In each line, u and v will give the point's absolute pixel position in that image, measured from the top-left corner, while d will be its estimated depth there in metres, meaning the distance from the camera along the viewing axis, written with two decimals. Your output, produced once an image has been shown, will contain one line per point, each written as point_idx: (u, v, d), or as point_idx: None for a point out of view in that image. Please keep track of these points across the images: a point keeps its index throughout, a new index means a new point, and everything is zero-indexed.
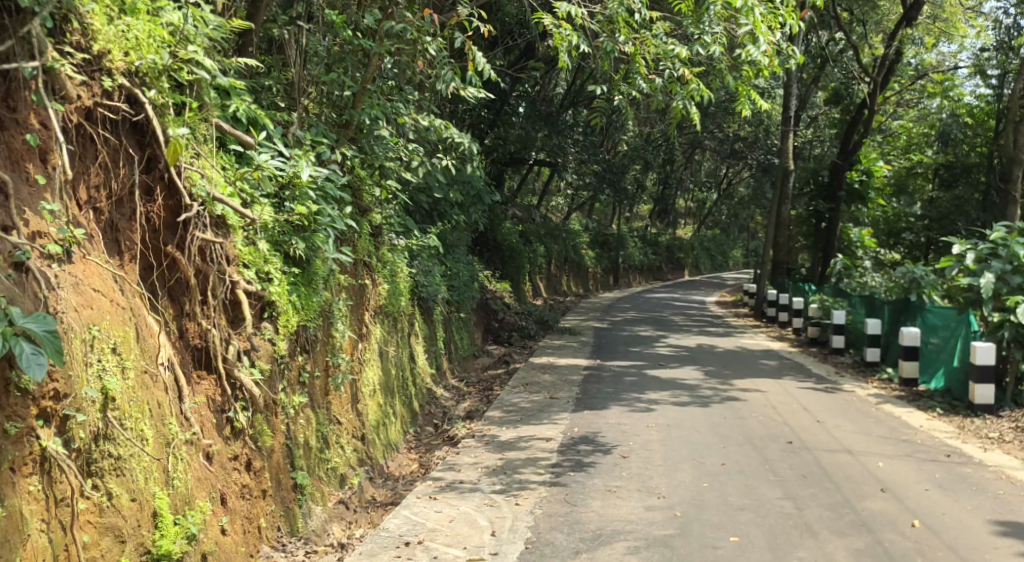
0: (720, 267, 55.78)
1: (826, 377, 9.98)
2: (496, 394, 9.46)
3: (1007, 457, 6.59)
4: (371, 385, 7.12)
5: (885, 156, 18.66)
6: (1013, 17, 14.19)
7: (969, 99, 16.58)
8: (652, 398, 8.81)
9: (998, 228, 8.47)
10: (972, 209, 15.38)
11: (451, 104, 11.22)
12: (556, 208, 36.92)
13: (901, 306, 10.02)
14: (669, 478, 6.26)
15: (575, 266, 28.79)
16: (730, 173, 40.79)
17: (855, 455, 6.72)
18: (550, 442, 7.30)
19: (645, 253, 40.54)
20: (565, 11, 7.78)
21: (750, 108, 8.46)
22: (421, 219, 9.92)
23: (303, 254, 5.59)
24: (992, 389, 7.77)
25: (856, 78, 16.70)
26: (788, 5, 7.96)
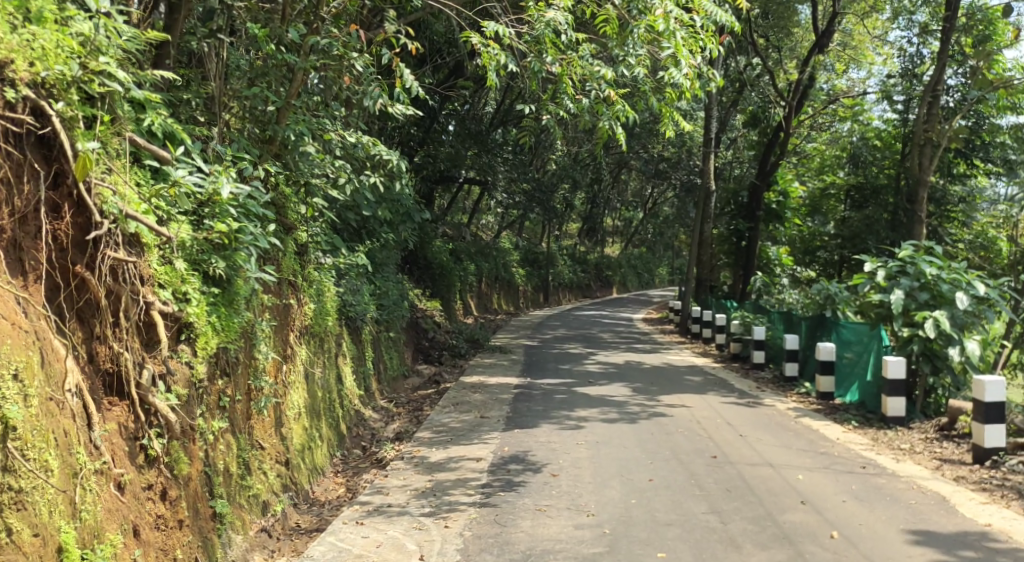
0: (647, 285, 56.96)
1: (748, 392, 10.23)
2: (425, 414, 9.34)
3: (918, 467, 6.86)
4: (296, 408, 6.92)
5: (801, 177, 19.45)
6: (916, 46, 15.03)
7: (877, 124, 17.27)
8: (582, 416, 8.85)
9: (906, 246, 8.82)
10: (881, 229, 15.89)
11: (380, 122, 11.13)
12: (486, 226, 37.02)
13: (817, 322, 10.36)
14: (598, 495, 6.28)
15: (505, 284, 28.88)
16: (654, 192, 41.80)
17: (776, 468, 6.89)
18: (480, 462, 7.24)
19: (574, 271, 41.03)
20: (493, 31, 7.81)
21: (673, 129, 8.67)
22: (349, 237, 9.77)
23: (223, 273, 5.39)
24: (903, 401, 8.09)
25: (771, 102, 17.24)
26: (709, 31, 8.23)
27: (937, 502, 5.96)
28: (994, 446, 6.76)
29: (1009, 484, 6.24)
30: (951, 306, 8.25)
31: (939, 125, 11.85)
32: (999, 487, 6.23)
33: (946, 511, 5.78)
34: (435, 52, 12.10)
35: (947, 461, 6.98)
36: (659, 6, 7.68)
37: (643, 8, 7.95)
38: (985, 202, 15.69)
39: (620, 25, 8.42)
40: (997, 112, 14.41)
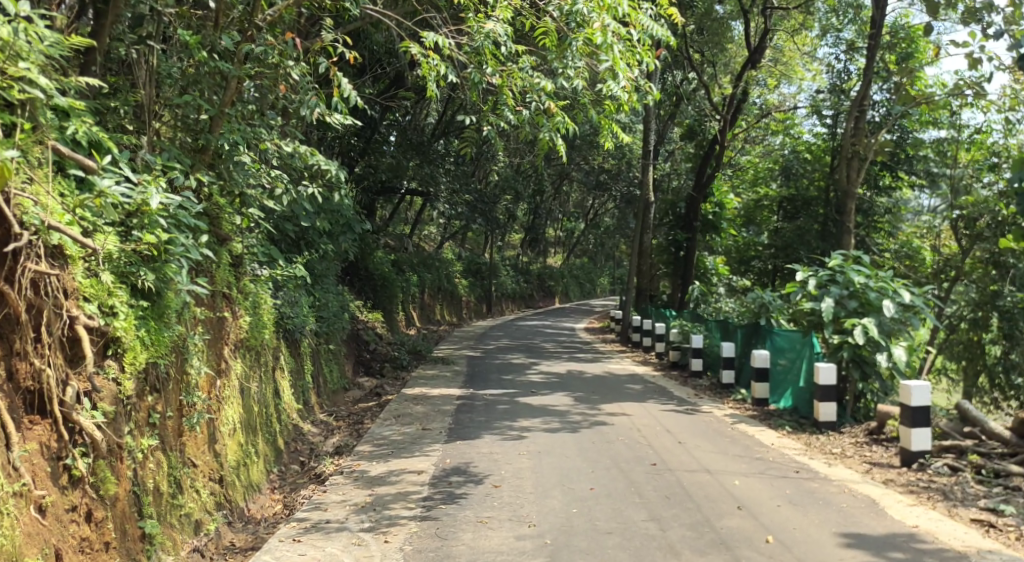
0: (589, 295, 57.60)
1: (687, 399, 10.40)
2: (366, 427, 9.21)
3: (849, 471, 7.06)
4: (231, 423, 6.74)
5: (737, 190, 19.93)
6: (844, 62, 15.59)
7: (808, 137, 17.77)
8: (524, 426, 8.86)
9: (836, 256, 9.09)
10: (812, 239, 16.17)
11: (319, 131, 11.03)
12: (429, 237, 36.88)
13: (752, 330, 10.61)
14: (540, 505, 6.27)
15: (449, 295, 28.81)
16: (596, 203, 42.32)
17: (714, 474, 7.01)
18: (421, 475, 7.17)
19: (518, 282, 41.19)
20: (432, 41, 7.78)
21: (612, 141, 8.79)
22: (287, 248, 9.62)
23: (153, 285, 5.22)
24: (834, 406, 8.32)
25: (707, 115, 17.62)
26: (645, 45, 8.39)
27: (867, 505, 6.14)
28: (920, 449, 7.00)
29: (935, 486, 6.47)
30: (878, 314, 8.54)
31: (866, 139, 12.26)
32: (926, 489, 6.45)
33: (875, 514, 5.95)
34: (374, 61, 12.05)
35: (877, 464, 7.20)
36: (597, 19, 7.74)
37: (581, 21, 7.98)
38: (909, 212, 16.60)
39: (559, 37, 8.48)
40: (920, 126, 15.02)
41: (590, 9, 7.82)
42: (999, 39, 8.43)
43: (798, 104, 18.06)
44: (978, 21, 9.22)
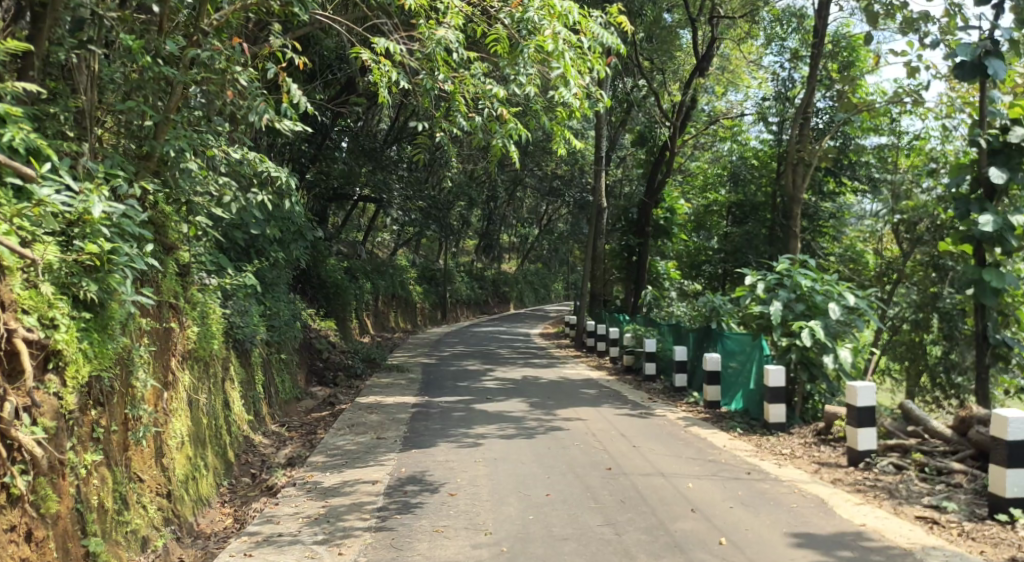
0: (543, 300, 57.87)
1: (641, 403, 10.50)
2: (319, 438, 9.09)
3: (798, 471, 7.21)
4: (179, 437, 6.57)
5: (687, 195, 20.24)
6: (789, 70, 15.96)
7: (755, 144, 18.10)
8: (479, 433, 8.84)
9: (783, 260, 9.29)
10: (760, 244, 16.59)
11: (269, 138, 10.89)
12: (382, 244, 36.64)
13: (703, 334, 10.76)
14: (496, 513, 6.26)
15: (403, 302, 28.64)
16: (549, 209, 42.51)
17: (667, 478, 7.08)
18: (376, 485, 7.10)
19: (472, 288, 41.16)
20: (384, 47, 7.72)
21: (565, 148, 8.85)
22: (237, 256, 9.47)
23: (95, 296, 5.06)
24: (783, 408, 8.49)
25: (657, 121, 17.88)
26: (595, 52, 8.46)
27: (816, 505, 6.27)
28: (866, 449, 7.18)
29: (881, 485, 6.64)
30: (824, 316, 8.74)
31: (811, 145, 12.57)
32: (872, 488, 6.61)
33: (824, 513, 6.08)
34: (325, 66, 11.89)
35: (825, 464, 7.36)
36: (547, 27, 7.80)
37: (533, 28, 8.03)
38: (853, 217, 16.86)
39: (511, 44, 8.49)
40: (862, 133, 15.45)
41: (541, 17, 7.85)
42: (936, 48, 8.73)
43: (745, 111, 18.44)
44: (915, 30, 9.54)
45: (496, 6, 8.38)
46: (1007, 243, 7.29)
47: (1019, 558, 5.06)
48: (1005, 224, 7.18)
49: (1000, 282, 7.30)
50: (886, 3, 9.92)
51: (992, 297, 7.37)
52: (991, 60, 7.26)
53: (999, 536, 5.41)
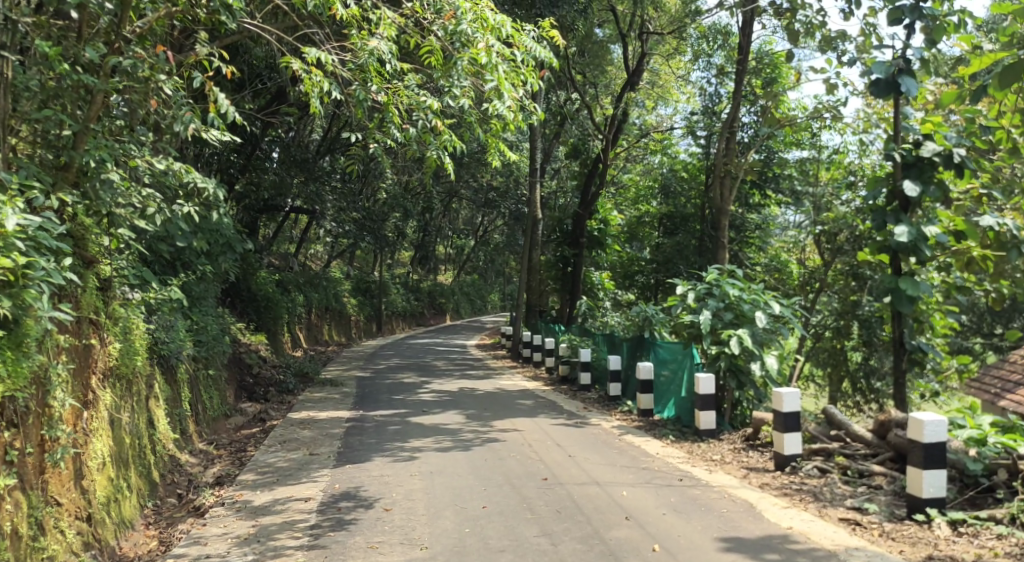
0: (479, 311, 57.83)
1: (576, 412, 10.60)
2: (249, 455, 8.87)
3: (728, 476, 7.39)
4: (100, 458, 6.31)
5: (619, 207, 20.57)
6: (715, 85, 16.43)
7: (684, 156, 18.36)
8: (415, 446, 8.77)
9: (712, 270, 9.50)
10: (690, 254, 16.95)
11: (196, 148, 10.62)
12: (315, 255, 36.07)
13: (636, 343, 10.93)
14: (431, 527, 6.21)
15: (336, 314, 28.20)
16: (484, 220, 42.58)
17: (602, 486, 7.15)
18: (308, 502, 6.96)
19: (407, 300, 40.83)
20: (315, 57, 7.59)
21: (499, 160, 8.87)
22: (162, 270, 9.19)
23: (9, 312, 4.82)
24: (713, 415, 8.69)
25: (591, 134, 18.13)
26: (528, 66, 8.53)
27: (745, 509, 6.43)
28: (792, 453, 7.40)
29: (806, 488, 6.85)
30: (751, 324, 8.98)
31: (738, 159, 12.91)
32: (798, 491, 6.82)
33: (753, 517, 6.24)
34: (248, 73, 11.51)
35: (753, 469, 7.56)
36: (480, 39, 7.82)
37: (466, 41, 8.03)
38: (778, 228, 17.12)
39: (443, 56, 8.49)
40: (785, 147, 15.99)
41: (474, 29, 7.88)
42: (853, 66, 9.09)
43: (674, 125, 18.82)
44: (833, 48, 9.94)
45: (429, 18, 8.36)
46: (921, 253, 7.61)
47: (935, 556, 5.28)
48: (919, 235, 7.50)
49: (915, 291, 7.60)
50: (806, 21, 10.32)
51: (907, 305, 7.69)
52: (903, 77, 7.59)
53: (916, 535, 5.64)
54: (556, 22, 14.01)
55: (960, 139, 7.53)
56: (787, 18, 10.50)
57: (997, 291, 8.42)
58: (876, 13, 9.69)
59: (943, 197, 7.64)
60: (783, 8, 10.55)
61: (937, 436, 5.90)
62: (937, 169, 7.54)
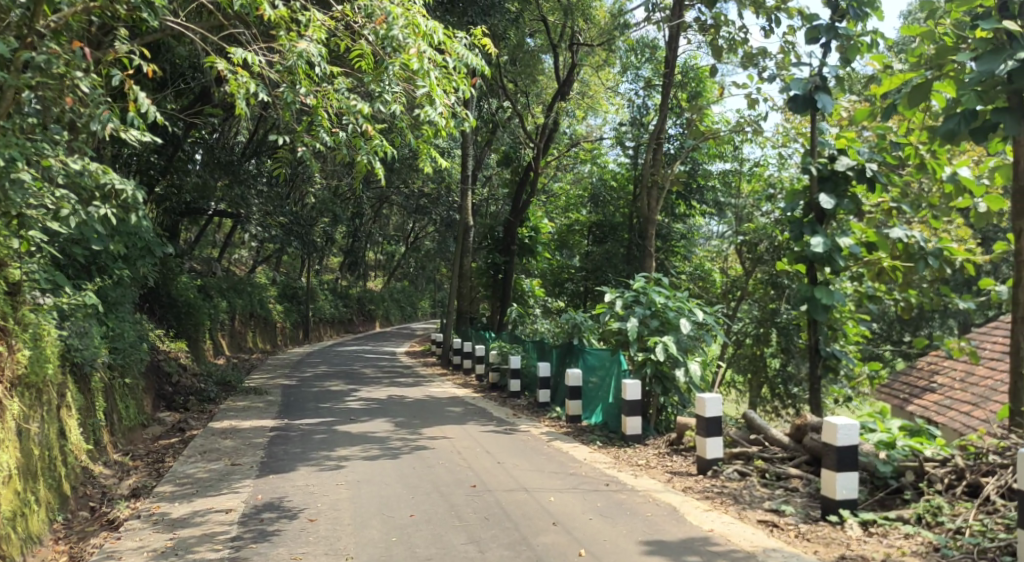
0: (409, 318, 57.55)
1: (505, 419, 10.64)
2: (168, 466, 8.57)
3: (653, 481, 7.53)
4: (5, 470, 5.98)
5: (550, 215, 20.80)
6: (643, 97, 16.77)
7: (613, 166, 18.61)
8: (342, 455, 8.64)
9: (639, 277, 9.67)
10: (618, 262, 17.22)
11: (114, 148, 10.25)
12: (239, 261, 35.25)
13: (566, 350, 11.05)
14: (357, 537, 6.12)
15: (262, 321, 27.58)
16: (415, 226, 42.32)
17: (530, 492, 7.19)
18: (229, 513, 6.77)
19: (336, 306, 40.27)
20: (240, 58, 7.40)
21: (430, 166, 8.82)
22: (76, 274, 8.82)
23: None
24: (639, 420, 8.84)
25: (522, 143, 18.33)
26: (460, 73, 8.52)
27: (669, 513, 6.56)
28: (714, 457, 7.59)
29: (727, 491, 7.04)
30: (676, 331, 9.19)
31: (665, 170, 13.21)
32: (719, 494, 7.00)
33: (676, 520, 6.37)
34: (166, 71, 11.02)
35: (677, 473, 7.73)
36: (412, 45, 7.77)
37: (396, 46, 7.96)
38: (701, 238, 17.58)
39: (375, 61, 8.40)
40: (709, 159, 16.43)
41: (405, 35, 7.79)
42: (773, 82, 9.45)
43: (604, 135, 18.91)
44: (754, 65, 10.29)
45: (360, 22, 8.23)
46: (835, 263, 7.95)
47: (847, 555, 5.49)
48: (833, 245, 7.80)
49: (829, 299, 7.91)
50: (729, 37, 10.66)
51: (823, 312, 8.00)
52: (820, 94, 7.89)
53: (830, 536, 5.86)
54: (488, 30, 14.08)
55: (871, 154, 7.91)
56: (712, 33, 10.83)
57: (905, 300, 8.83)
58: (795, 32, 10.09)
59: (856, 210, 7.97)
60: (707, 24, 10.87)
61: (849, 439, 6.13)
62: (850, 183, 7.90)
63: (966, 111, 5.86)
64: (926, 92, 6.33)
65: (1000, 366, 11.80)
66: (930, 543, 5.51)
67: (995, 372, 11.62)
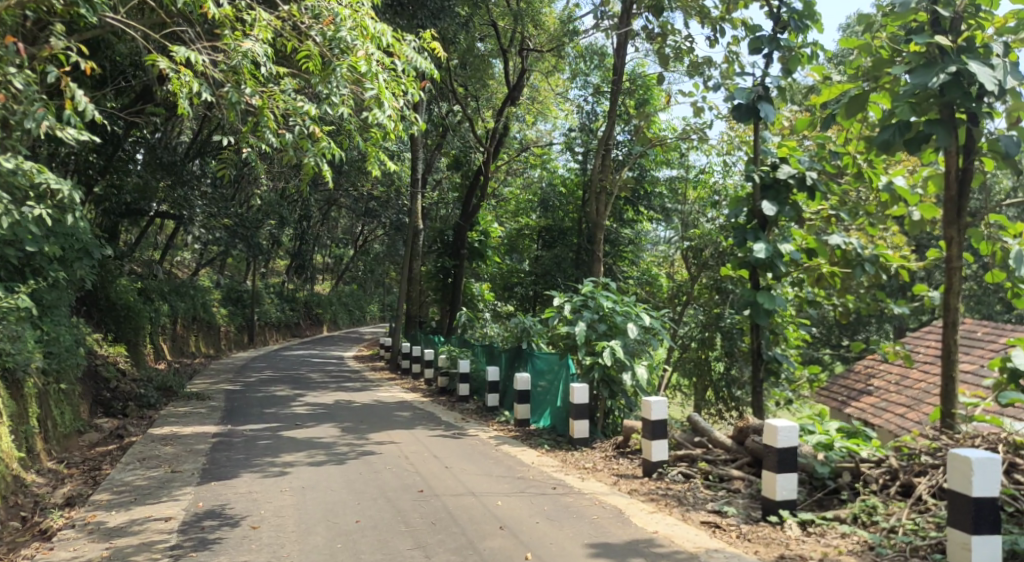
0: (357, 322, 57.14)
1: (453, 423, 10.62)
2: (105, 474, 8.31)
3: (599, 484, 7.60)
4: None
5: (500, 219, 20.87)
6: (591, 104, 16.93)
7: (562, 172, 18.72)
8: (287, 461, 8.50)
9: (587, 282, 9.74)
10: (568, 267, 17.30)
11: (48, 147, 9.92)
12: (182, 264, 34.46)
13: (514, 354, 11.09)
14: (302, 544, 6.04)
15: (205, 325, 26.98)
16: (364, 229, 41.92)
17: (478, 497, 7.18)
18: (169, 521, 6.60)
19: (282, 310, 39.66)
20: (183, 56, 7.21)
21: (379, 170, 8.72)
22: (8, 275, 8.50)
23: None
24: (587, 423, 8.90)
25: (472, 147, 18.38)
26: (408, 76, 8.49)
27: (614, 515, 6.63)
28: (659, 459, 7.69)
29: (671, 493, 7.14)
30: (623, 335, 9.29)
31: (614, 175, 13.35)
32: (663, 496, 7.09)
33: (622, 523, 6.44)
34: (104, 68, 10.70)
35: (623, 476, 7.82)
36: (360, 47, 7.73)
37: (344, 48, 7.89)
38: (649, 243, 17.72)
39: (322, 62, 8.29)
40: (656, 165, 16.65)
41: (353, 37, 7.76)
42: (717, 91, 9.65)
43: (554, 141, 19.17)
44: (700, 74, 10.48)
45: (307, 22, 8.18)
46: (777, 269, 8.10)
47: (786, 555, 5.61)
48: (775, 251, 7.96)
49: (771, 304, 8.09)
50: (675, 46, 10.84)
51: (765, 317, 8.16)
52: (762, 103, 8.06)
53: (770, 536, 5.99)
54: (438, 34, 14.05)
55: (811, 163, 8.08)
56: (659, 42, 10.99)
57: (843, 305, 9.07)
58: (739, 43, 10.32)
59: (797, 217, 8.17)
60: (654, 32, 11.03)
61: (789, 441, 6.26)
62: (792, 191, 8.04)
63: (901, 123, 6.09)
64: (862, 102, 6.55)
65: (932, 369, 12.26)
66: (865, 541, 5.67)
67: (927, 375, 12.07)
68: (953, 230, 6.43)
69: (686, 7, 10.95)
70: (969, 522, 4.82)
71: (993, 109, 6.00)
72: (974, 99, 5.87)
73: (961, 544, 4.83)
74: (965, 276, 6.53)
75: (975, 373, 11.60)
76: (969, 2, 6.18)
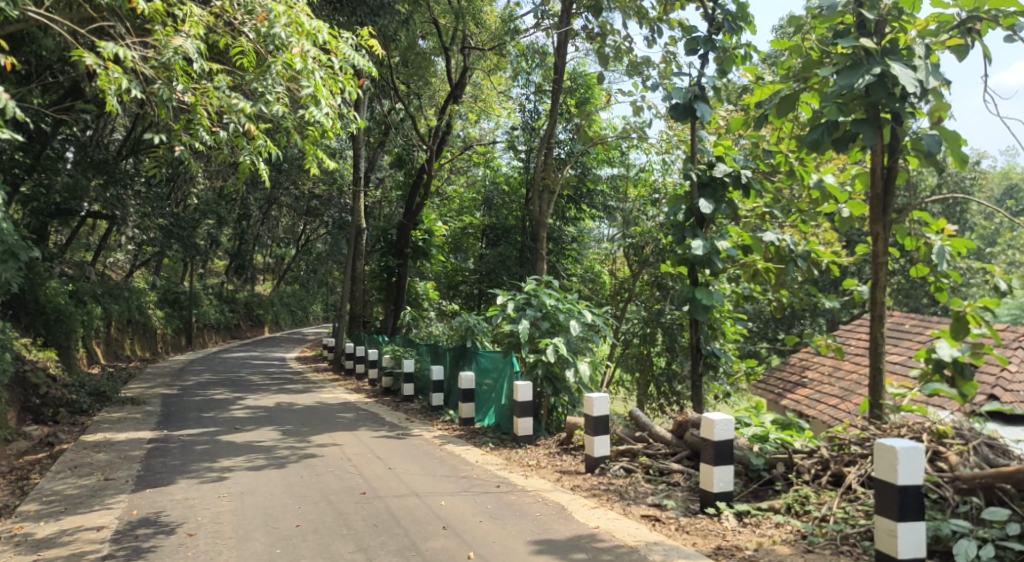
0: (300, 322, 56.56)
1: (397, 424, 10.56)
2: (33, 484, 8.01)
3: (542, 481, 7.65)
4: None
5: (444, 217, 20.82)
6: (534, 103, 17.00)
7: (505, 170, 18.80)
8: (225, 466, 8.34)
9: (530, 280, 9.78)
10: (512, 265, 17.28)
11: None
12: (114, 265, 33.50)
13: (458, 353, 11.07)
14: (240, 550, 5.93)
15: (139, 328, 26.26)
16: (307, 229, 41.44)
17: (420, 497, 7.15)
18: (101, 531, 6.41)
19: (221, 311, 38.88)
20: (111, 51, 6.94)
21: (317, 166, 8.57)
22: None
23: None
24: (531, 421, 8.95)
25: (416, 144, 18.30)
26: (346, 74, 8.40)
27: (557, 512, 6.67)
28: (601, 454, 7.76)
29: (612, 488, 7.23)
30: (566, 332, 9.38)
31: (556, 173, 13.40)
32: (605, 491, 7.18)
33: (564, 519, 6.49)
34: (26, 60, 10.05)
35: (566, 472, 7.89)
36: (295, 45, 7.58)
37: (278, 44, 7.68)
38: (592, 241, 17.86)
39: (258, 59, 8.14)
40: (597, 164, 16.86)
41: (288, 34, 7.57)
42: (655, 90, 9.79)
43: (496, 139, 19.23)
44: (639, 74, 10.61)
45: (240, 18, 8.00)
46: (713, 265, 8.22)
47: (723, 545, 5.72)
48: (712, 248, 8.09)
49: (709, 300, 8.23)
50: (615, 46, 10.96)
51: (703, 313, 8.31)
52: (699, 103, 8.19)
53: (707, 527, 6.10)
54: (379, 31, 13.91)
55: (746, 162, 8.27)
56: (598, 42, 11.09)
57: (777, 300, 9.32)
58: (676, 42, 10.47)
59: (732, 214, 8.32)
60: (593, 32, 11.11)
61: (725, 434, 6.38)
62: (727, 189, 8.21)
63: (829, 122, 6.26)
64: (792, 102, 6.72)
65: (862, 361, 12.70)
66: (798, 530, 5.82)
67: (858, 367, 12.50)
68: (878, 225, 6.65)
69: (624, 7, 11.05)
70: (895, 510, 4.97)
71: (915, 108, 6.20)
72: (898, 99, 6.05)
73: (888, 531, 5.00)
74: (891, 271, 6.74)
75: (902, 364, 12.04)
76: (892, 5, 6.37)
